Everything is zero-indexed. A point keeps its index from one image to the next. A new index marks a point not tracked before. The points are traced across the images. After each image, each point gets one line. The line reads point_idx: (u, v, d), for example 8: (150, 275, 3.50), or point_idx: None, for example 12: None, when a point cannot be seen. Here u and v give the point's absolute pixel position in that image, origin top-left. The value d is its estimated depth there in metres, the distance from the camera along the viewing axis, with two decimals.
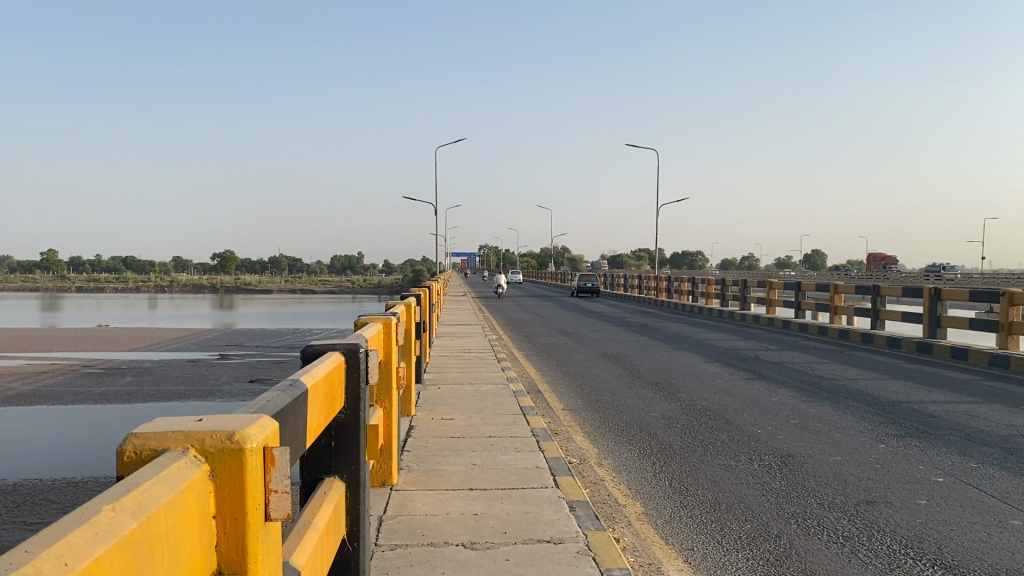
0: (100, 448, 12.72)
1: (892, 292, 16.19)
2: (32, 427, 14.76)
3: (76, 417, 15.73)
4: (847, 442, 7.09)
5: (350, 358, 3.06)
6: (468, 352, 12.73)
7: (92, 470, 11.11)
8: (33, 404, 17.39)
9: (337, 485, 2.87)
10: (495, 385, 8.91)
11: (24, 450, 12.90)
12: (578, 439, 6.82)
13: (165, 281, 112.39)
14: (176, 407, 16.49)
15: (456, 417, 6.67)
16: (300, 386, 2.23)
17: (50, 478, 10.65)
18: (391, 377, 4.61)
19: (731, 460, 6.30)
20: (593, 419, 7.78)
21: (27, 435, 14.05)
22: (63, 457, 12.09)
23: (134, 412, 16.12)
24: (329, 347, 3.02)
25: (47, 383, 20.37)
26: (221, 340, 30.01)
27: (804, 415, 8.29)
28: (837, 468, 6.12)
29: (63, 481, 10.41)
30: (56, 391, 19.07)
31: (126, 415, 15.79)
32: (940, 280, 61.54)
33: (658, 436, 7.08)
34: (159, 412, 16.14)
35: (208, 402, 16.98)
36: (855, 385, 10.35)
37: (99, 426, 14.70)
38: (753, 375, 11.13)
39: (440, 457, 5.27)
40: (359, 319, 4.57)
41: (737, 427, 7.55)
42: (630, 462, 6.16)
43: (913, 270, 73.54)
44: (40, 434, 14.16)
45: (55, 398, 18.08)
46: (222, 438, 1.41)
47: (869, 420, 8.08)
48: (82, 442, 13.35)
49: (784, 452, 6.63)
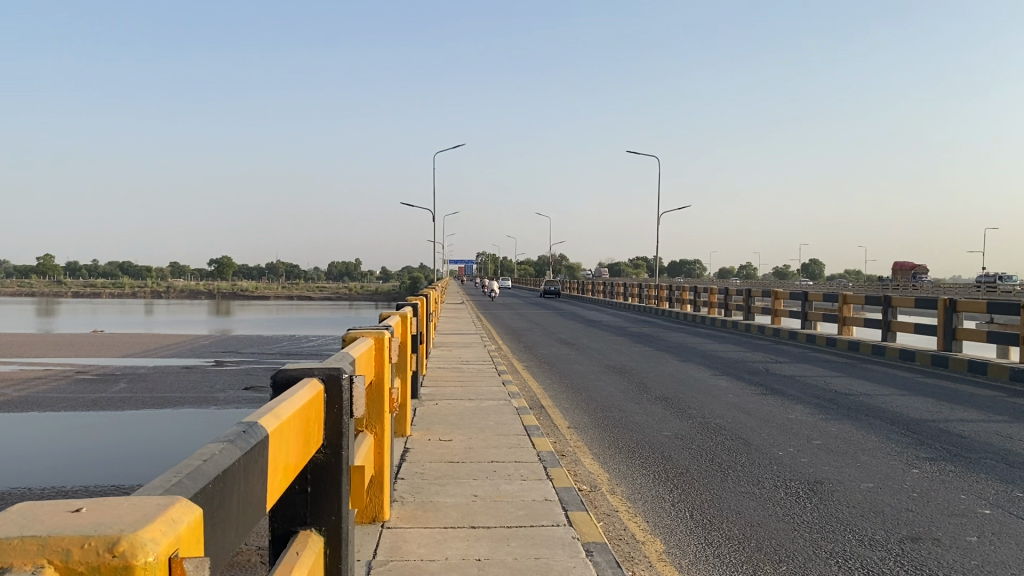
0: (91, 457, 12.18)
1: (903, 303, 15.70)
2: (23, 435, 14.21)
3: (69, 424, 15.17)
4: (877, 465, 6.56)
5: (331, 385, 2.52)
6: (466, 364, 12.17)
7: (79, 480, 10.66)
8: (23, 410, 16.89)
9: (312, 541, 2.34)
10: (496, 401, 8.38)
11: (13, 457, 12.35)
12: (587, 463, 6.29)
13: (159, 287, 111.44)
14: (170, 415, 15.93)
15: (455, 438, 6.14)
16: (258, 434, 1.70)
17: (32, 491, 10.13)
18: (382, 399, 4.09)
19: (753, 487, 5.77)
20: (601, 439, 7.26)
21: (16, 441, 13.61)
22: (51, 465, 11.63)
23: (126, 419, 15.63)
24: (307, 371, 2.48)
25: (40, 389, 19.87)
26: (217, 347, 29.41)
27: (825, 434, 7.78)
28: (871, 496, 5.59)
29: (45, 494, 9.91)
30: (48, 397, 18.49)
31: (118, 421, 15.31)
32: (948, 291, 60.87)
33: (673, 459, 6.56)
34: (152, 418, 15.69)
35: (204, 409, 16.47)
36: (874, 402, 9.80)
37: (92, 434, 14.12)
38: (766, 391, 10.57)
39: (436, 487, 4.73)
40: (348, 334, 4.05)
41: (757, 449, 7.03)
42: (644, 489, 5.63)
43: (920, 280, 72.85)
44: (34, 441, 13.62)
45: (46, 405, 17.50)
46: (99, 548, 0.90)
47: (894, 440, 7.56)
48: (73, 451, 12.81)
49: (812, 478, 6.08)
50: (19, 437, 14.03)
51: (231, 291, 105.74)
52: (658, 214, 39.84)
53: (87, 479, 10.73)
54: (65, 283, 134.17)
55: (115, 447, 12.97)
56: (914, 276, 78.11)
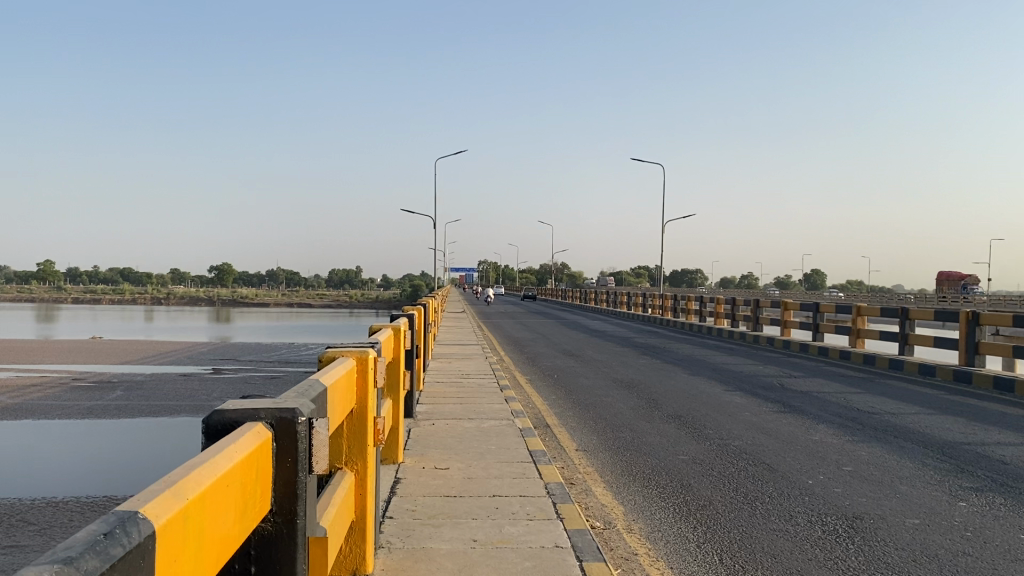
0: (82, 466, 11.57)
1: (921, 316, 15.04)
2: (15, 443, 13.57)
3: (63, 432, 14.54)
4: (918, 496, 5.93)
5: (283, 431, 1.87)
6: (466, 377, 11.55)
7: (72, 491, 10.03)
8: (16, 417, 16.24)
9: None
10: (497, 420, 7.75)
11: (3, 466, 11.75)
12: (599, 494, 5.68)
13: (158, 294, 110.54)
14: (166, 423, 15.28)
15: (452, 465, 5.52)
16: (134, 537, 1.08)
17: (17, 503, 9.46)
18: (365, 431, 3.46)
19: (786, 525, 5.14)
20: (613, 464, 6.64)
21: (9, 450, 12.96)
22: (42, 475, 11.00)
23: (122, 427, 14.99)
24: (249, 415, 1.84)
25: (32, 396, 19.15)
26: (216, 354, 28.77)
27: (854, 459, 7.16)
28: (919, 536, 4.97)
29: (31, 507, 9.25)
30: (43, 404, 17.88)
31: (113, 430, 14.64)
32: (967, 305, 59.40)
33: (692, 489, 5.94)
34: (148, 427, 15.09)
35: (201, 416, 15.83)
36: (902, 422, 9.15)
37: (85, 442, 13.48)
38: (785, 408, 9.92)
39: (428, 529, 4.10)
40: (327, 355, 3.45)
41: (785, 478, 6.39)
42: (666, 527, 5.01)
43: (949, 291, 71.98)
44: (28, 450, 12.98)
45: (40, 412, 16.85)
46: None
47: (931, 466, 6.94)
48: (65, 458, 12.20)
49: (850, 513, 5.45)
50: (10, 445, 13.39)
51: (231, 299, 104.93)
52: (665, 223, 39.26)
53: (79, 489, 10.16)
54: (66, 288, 133.80)
55: (112, 456, 12.35)
56: (948, 288, 75.71)
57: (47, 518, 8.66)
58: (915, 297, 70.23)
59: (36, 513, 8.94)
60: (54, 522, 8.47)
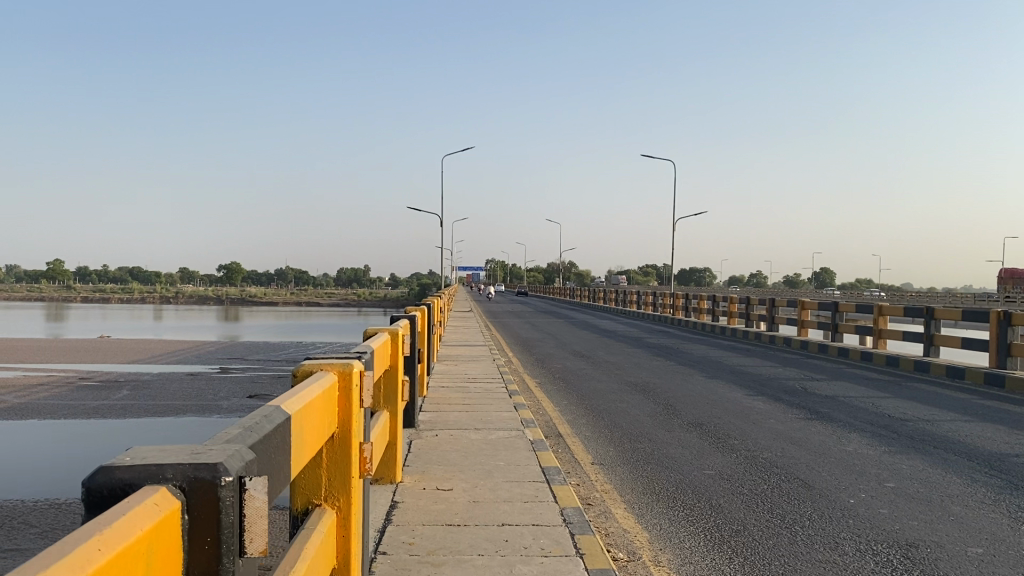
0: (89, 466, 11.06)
1: (948, 315, 14.38)
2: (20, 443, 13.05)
3: (68, 431, 14.01)
4: (975, 519, 5.33)
5: (200, 498, 1.30)
6: (473, 381, 10.95)
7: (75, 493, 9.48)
8: (19, 417, 15.70)
9: None
10: (505, 430, 7.19)
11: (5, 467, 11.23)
12: (619, 517, 5.09)
13: (165, 293, 109.61)
14: (172, 424, 14.73)
15: (456, 486, 4.95)
16: None
17: (18, 504, 8.93)
18: (349, 461, 2.87)
19: (833, 554, 4.55)
20: (633, 481, 6.05)
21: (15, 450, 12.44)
22: (48, 475, 10.52)
23: (127, 427, 14.45)
24: (151, 474, 1.26)
25: (39, 396, 18.61)
26: (224, 353, 28.17)
27: (896, 474, 6.57)
28: (985, 568, 4.38)
29: (32, 508, 8.73)
30: (48, 404, 17.34)
31: (120, 430, 14.07)
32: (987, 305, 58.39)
33: (723, 510, 5.35)
34: (156, 429, 14.54)
35: (208, 416, 15.29)
36: (939, 430, 8.53)
37: (92, 442, 12.97)
38: (812, 415, 9.31)
39: (427, 570, 3.51)
40: (304, 367, 2.88)
41: (822, 496, 5.80)
42: (697, 557, 4.43)
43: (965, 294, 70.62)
44: (34, 449, 12.48)
45: (43, 413, 16.27)
46: None
47: (982, 482, 6.33)
48: (72, 458, 11.71)
49: (903, 540, 4.85)
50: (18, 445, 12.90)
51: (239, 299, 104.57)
52: (676, 219, 38.34)
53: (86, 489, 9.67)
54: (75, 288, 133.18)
55: None
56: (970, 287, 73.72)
57: (49, 519, 8.18)
58: (932, 296, 69.18)
59: (35, 515, 8.37)
60: (53, 526, 7.93)
